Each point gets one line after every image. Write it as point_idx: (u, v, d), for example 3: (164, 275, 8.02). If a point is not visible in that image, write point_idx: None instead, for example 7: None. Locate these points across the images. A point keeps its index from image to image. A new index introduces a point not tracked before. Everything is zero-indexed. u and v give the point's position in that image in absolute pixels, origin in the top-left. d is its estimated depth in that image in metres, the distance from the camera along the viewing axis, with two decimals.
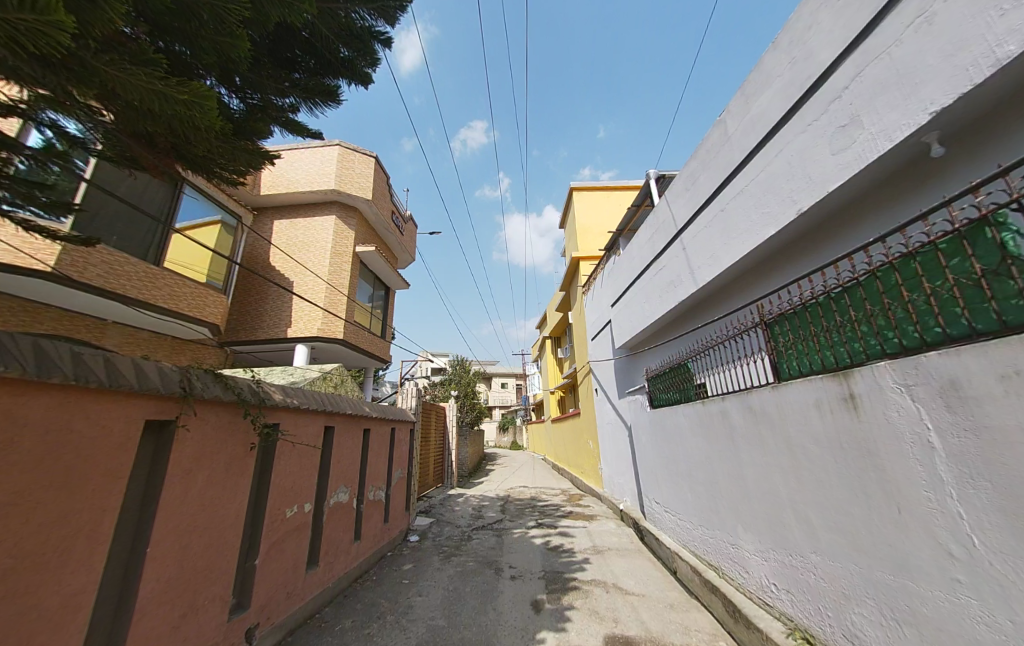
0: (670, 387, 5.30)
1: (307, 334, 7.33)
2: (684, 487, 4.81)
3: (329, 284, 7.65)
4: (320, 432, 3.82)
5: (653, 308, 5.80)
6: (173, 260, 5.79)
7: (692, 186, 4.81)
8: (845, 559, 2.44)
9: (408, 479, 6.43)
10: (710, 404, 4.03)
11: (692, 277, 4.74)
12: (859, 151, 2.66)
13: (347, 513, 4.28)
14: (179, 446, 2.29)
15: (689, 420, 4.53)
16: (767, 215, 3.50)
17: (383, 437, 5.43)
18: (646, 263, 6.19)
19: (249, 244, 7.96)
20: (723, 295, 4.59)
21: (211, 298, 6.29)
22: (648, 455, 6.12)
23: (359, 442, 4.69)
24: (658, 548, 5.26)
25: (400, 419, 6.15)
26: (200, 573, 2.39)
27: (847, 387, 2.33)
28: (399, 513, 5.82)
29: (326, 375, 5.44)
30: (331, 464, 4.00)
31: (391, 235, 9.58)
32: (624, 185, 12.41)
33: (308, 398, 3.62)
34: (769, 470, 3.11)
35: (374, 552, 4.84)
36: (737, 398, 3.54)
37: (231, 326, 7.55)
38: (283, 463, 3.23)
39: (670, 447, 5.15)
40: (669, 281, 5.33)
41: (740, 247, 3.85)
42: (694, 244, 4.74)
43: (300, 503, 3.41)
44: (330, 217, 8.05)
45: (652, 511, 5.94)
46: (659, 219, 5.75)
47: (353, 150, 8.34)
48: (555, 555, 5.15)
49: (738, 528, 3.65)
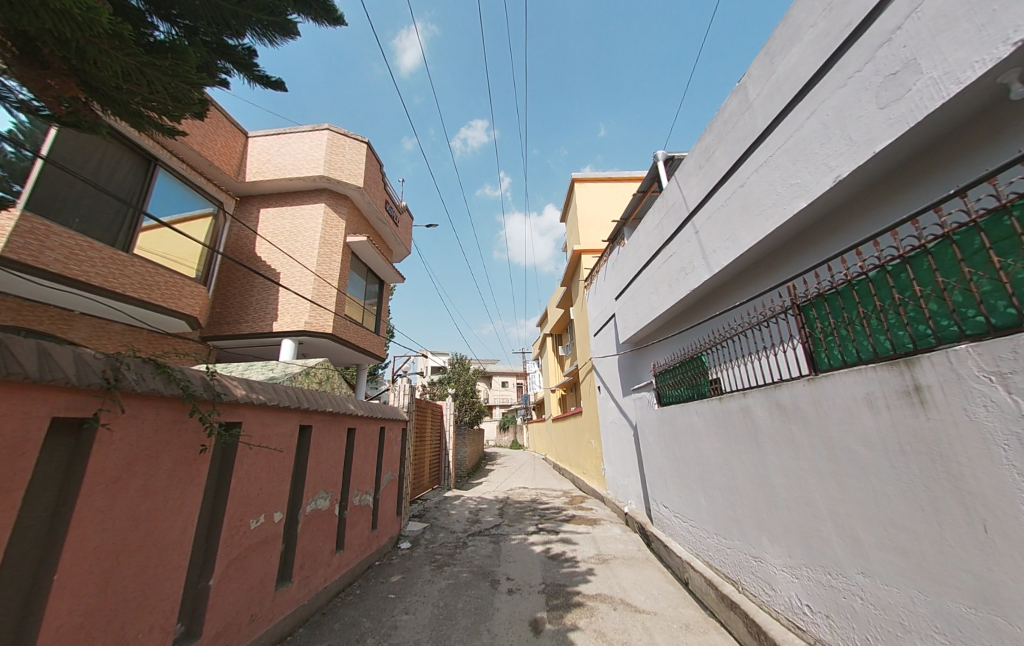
0: (681, 383, 4.89)
1: (294, 328, 6.94)
2: (697, 492, 4.41)
3: (318, 275, 7.24)
4: (294, 432, 3.42)
5: (662, 298, 5.38)
6: (148, 248, 5.42)
7: (706, 162, 4.40)
8: (902, 583, 2.04)
9: (399, 481, 6.03)
10: (728, 400, 3.63)
11: (706, 262, 4.33)
12: (914, 101, 2.25)
13: (328, 521, 3.89)
14: (103, 450, 1.90)
15: (704, 418, 4.12)
16: (796, 186, 3.09)
17: (370, 437, 5.03)
18: (654, 251, 5.76)
19: (234, 233, 7.57)
20: (742, 281, 4.18)
21: (189, 288, 5.89)
22: (655, 456, 5.71)
23: (342, 443, 4.29)
24: (668, 558, 4.85)
25: (391, 418, 5.75)
26: (133, 599, 2.00)
27: (911, 378, 1.93)
28: (389, 519, 5.43)
29: (309, 370, 5.03)
30: (308, 467, 3.61)
31: (385, 226, 9.17)
32: (626, 176, 11.99)
33: (279, 394, 3.22)
34: (803, 475, 2.70)
35: (360, 562, 4.45)
36: (762, 394, 3.13)
37: (214, 320, 7.14)
38: (248, 467, 2.84)
39: (681, 448, 4.75)
40: (679, 268, 4.91)
41: (763, 225, 3.45)
42: (708, 226, 4.33)
43: (267, 512, 3.02)
44: (319, 205, 7.65)
45: (660, 516, 5.55)
46: (668, 203, 5.34)
47: (343, 135, 7.94)
48: (556, 564, 4.75)
49: (762, 540, 3.24)
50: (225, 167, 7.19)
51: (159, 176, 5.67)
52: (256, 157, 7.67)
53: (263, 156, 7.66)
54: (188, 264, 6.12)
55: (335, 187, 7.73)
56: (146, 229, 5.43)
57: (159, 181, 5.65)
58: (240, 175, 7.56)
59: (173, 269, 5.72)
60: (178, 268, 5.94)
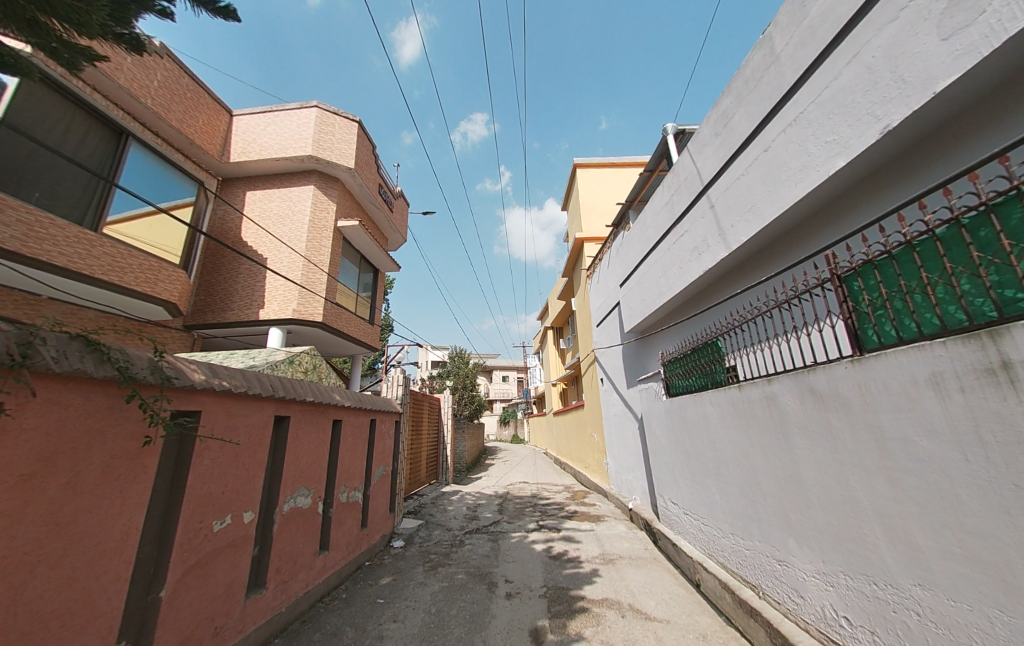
0: (693, 371, 4.53)
1: (281, 316, 6.60)
2: (710, 489, 4.08)
3: (307, 260, 6.88)
4: (268, 423, 3.08)
5: (672, 282, 5.01)
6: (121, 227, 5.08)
7: (724, 129, 4.02)
8: (973, 599, 1.72)
9: (393, 476, 5.71)
10: (750, 388, 3.28)
11: (724, 239, 3.96)
12: (989, 25, 1.88)
13: (311, 521, 3.57)
14: (10, 442, 1.56)
15: (720, 409, 3.77)
16: (834, 143, 2.72)
17: (360, 430, 4.70)
18: (662, 231, 5.38)
19: (219, 217, 7.19)
20: (763, 259, 3.81)
21: (168, 272, 5.53)
22: (663, 449, 5.38)
23: (326, 436, 3.96)
24: (678, 558, 4.53)
25: (384, 410, 5.42)
26: (53, 619, 1.67)
27: (997, 353, 1.58)
28: (381, 516, 5.12)
29: (293, 358, 4.70)
30: (286, 462, 3.28)
31: (379, 211, 8.77)
32: (630, 161, 11.55)
33: (249, 380, 2.87)
34: (845, 472, 2.36)
35: (347, 563, 4.13)
36: (791, 379, 2.78)
37: (197, 308, 6.79)
38: (210, 461, 2.50)
39: (692, 442, 4.42)
40: (692, 248, 4.55)
41: (791, 192, 3.09)
42: (725, 199, 3.96)
43: (235, 512, 2.69)
44: (308, 187, 7.28)
45: (668, 512, 5.22)
46: (679, 179, 4.96)
47: (333, 113, 7.53)
48: (558, 565, 4.43)
49: (789, 543, 2.90)
50: (207, 146, 6.81)
51: (131, 151, 5.32)
52: (242, 137, 7.28)
53: (248, 136, 7.27)
54: (166, 246, 5.74)
55: (324, 168, 7.34)
56: (118, 206, 5.05)
57: (131, 157, 5.30)
58: (225, 156, 7.19)
59: (148, 251, 5.35)
60: (156, 250, 5.57)
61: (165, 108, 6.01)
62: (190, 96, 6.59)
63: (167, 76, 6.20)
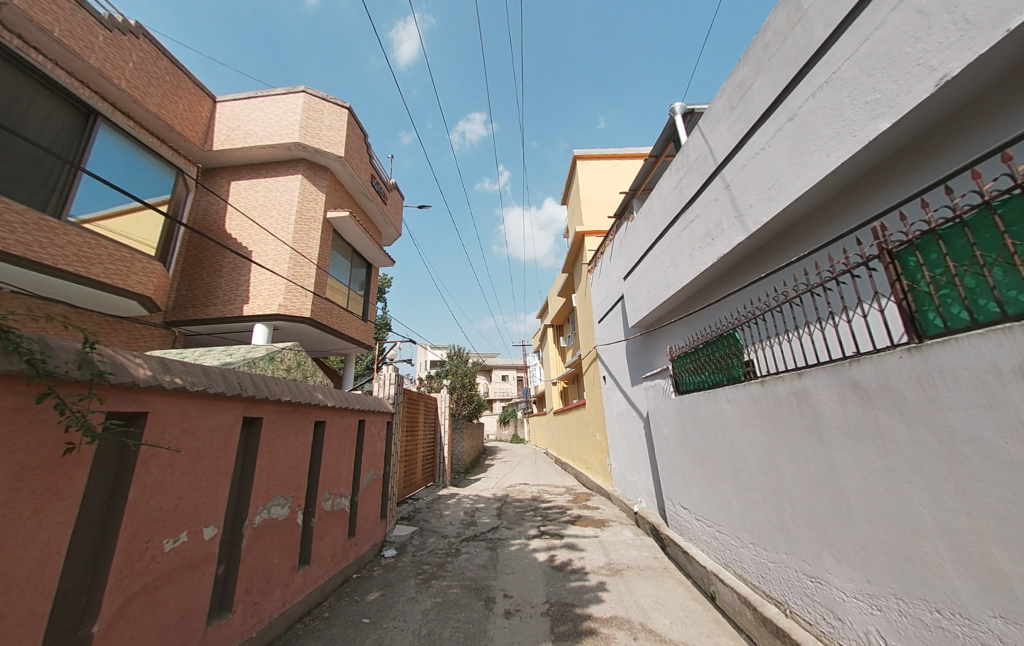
0: (706, 366, 4.19)
1: (267, 311, 6.25)
2: (727, 494, 3.74)
3: (294, 253, 6.53)
4: (235, 425, 2.74)
5: (682, 271, 4.67)
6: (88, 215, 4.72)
7: (741, 100, 3.68)
8: None
9: (384, 480, 5.37)
10: (775, 383, 2.95)
11: (741, 221, 3.63)
12: None
13: (289, 533, 3.23)
14: None
15: (739, 407, 3.43)
16: (877, 102, 2.39)
17: (346, 432, 4.35)
18: (670, 218, 5.05)
19: (203, 208, 6.85)
20: (784, 242, 3.45)
21: (142, 264, 5.17)
22: (671, 450, 5.04)
23: (308, 438, 3.61)
24: (691, 568, 4.18)
25: (374, 409, 5.07)
26: None
27: None
28: (370, 524, 4.77)
29: (274, 354, 4.36)
30: (258, 469, 2.94)
31: (371, 202, 8.41)
32: (632, 153, 11.22)
33: (210, 376, 2.52)
34: (902, 480, 2.02)
35: (331, 577, 3.79)
36: (826, 373, 2.45)
37: (179, 303, 6.44)
38: (159, 470, 2.16)
39: (705, 443, 4.08)
40: (704, 233, 4.22)
41: (823, 163, 2.75)
42: (743, 177, 3.63)
43: (192, 528, 2.35)
44: (295, 177, 6.93)
45: (678, 517, 4.89)
46: (688, 160, 4.63)
47: (322, 99, 7.18)
48: (561, 577, 4.09)
49: (825, 557, 2.57)
50: (188, 133, 6.48)
51: (100, 134, 4.96)
52: (227, 125, 6.95)
53: (233, 122, 6.93)
54: (142, 237, 5.39)
55: (313, 156, 7.00)
56: (87, 192, 4.71)
57: (101, 141, 4.94)
58: (208, 144, 6.85)
59: (121, 242, 5.01)
60: (131, 241, 5.23)
61: (142, 91, 5.67)
62: (169, 80, 6.26)
63: (144, 57, 5.86)
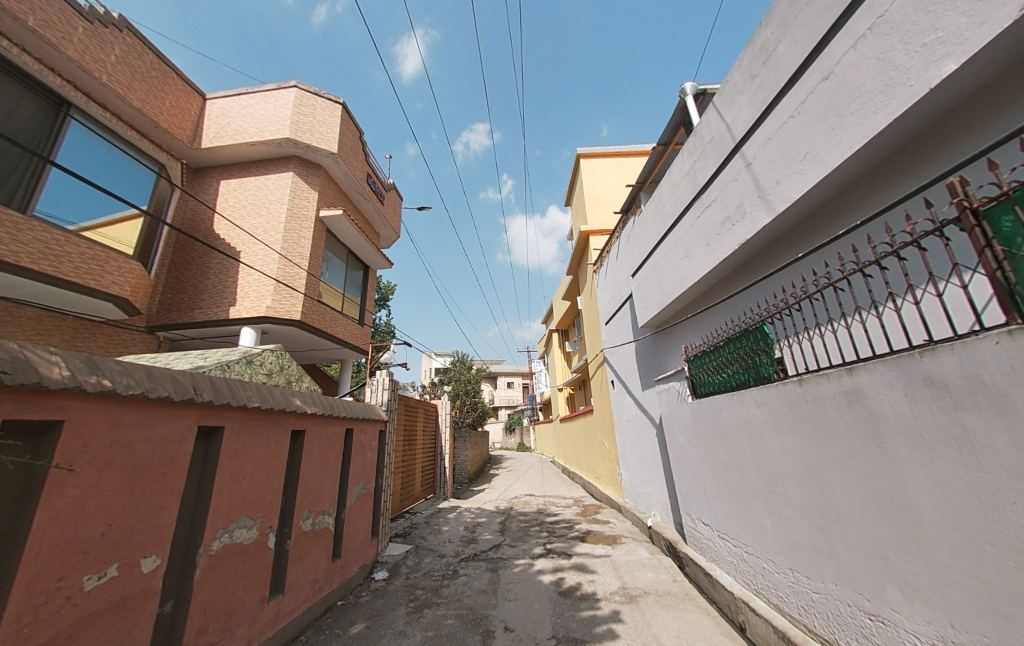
0: (729, 366, 3.76)
1: (254, 314, 5.92)
2: (757, 510, 3.28)
3: (283, 252, 6.22)
4: (188, 436, 2.36)
5: (698, 262, 4.26)
6: (78, 218, 4.59)
7: (764, 67, 3.30)
8: None
9: (376, 494, 4.96)
10: (817, 382, 2.52)
11: (766, 201, 3.24)
12: None
13: (258, 559, 2.84)
14: None
15: (771, 411, 3.00)
16: (940, 41, 1.99)
17: (331, 443, 3.97)
18: (683, 206, 4.66)
19: (191, 209, 6.61)
20: (818, 223, 3.05)
21: (117, 263, 4.86)
22: (688, 459, 4.58)
23: (284, 450, 3.24)
24: (716, 593, 3.70)
25: (364, 417, 4.68)
26: None
27: None
28: (359, 543, 4.35)
29: (252, 357, 4.02)
30: (218, 486, 2.56)
31: (367, 202, 8.13)
32: (636, 150, 10.88)
33: (153, 379, 2.16)
34: (1003, 499, 1.61)
35: (312, 607, 3.37)
36: (887, 368, 2.03)
37: (163, 307, 6.14)
38: (78, 492, 1.79)
39: (729, 452, 3.63)
40: (722, 217, 3.82)
41: (870, 123, 2.35)
42: (768, 151, 3.24)
43: (125, 560, 1.97)
44: (286, 174, 6.66)
45: (698, 534, 4.41)
46: (702, 142, 4.24)
47: (314, 94, 6.93)
48: (570, 604, 3.62)
49: (888, 593, 2.12)
50: (175, 130, 6.25)
51: (72, 127, 4.70)
52: (217, 122, 6.73)
53: (222, 120, 6.70)
54: (120, 236, 5.11)
55: (305, 153, 6.73)
56: (58, 188, 4.43)
57: (74, 134, 4.68)
58: (197, 142, 6.63)
59: (96, 240, 4.72)
60: (108, 240, 4.94)
61: (125, 86, 5.45)
62: (156, 75, 6.04)
63: (128, 51, 5.66)
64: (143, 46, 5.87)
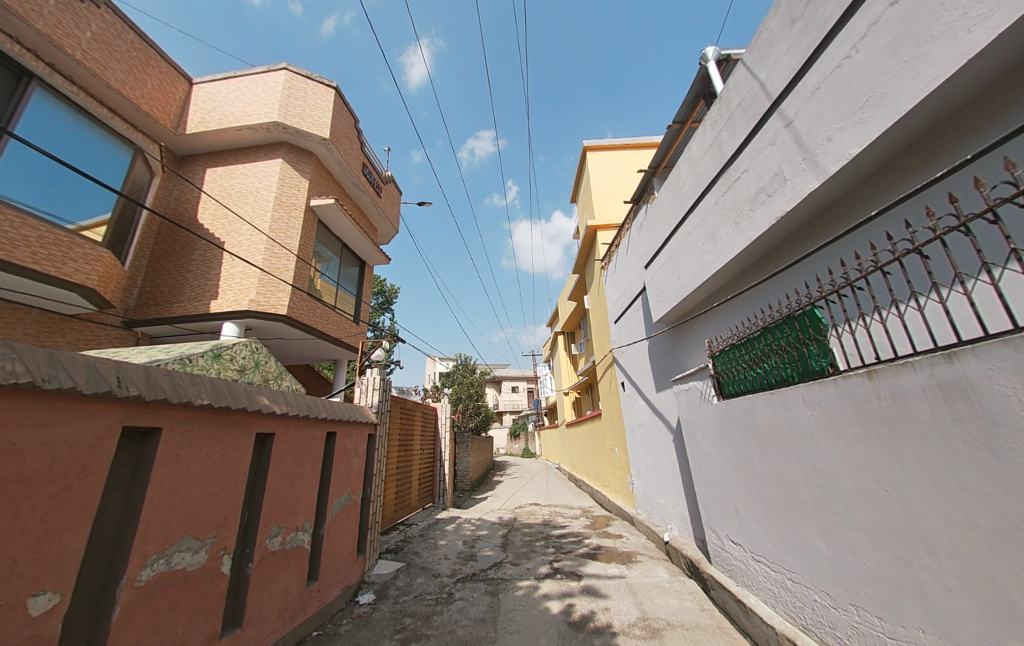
0: (765, 360, 3.24)
1: (236, 308, 5.49)
2: (806, 531, 2.74)
3: (270, 243, 5.81)
4: (106, 438, 1.90)
5: (724, 245, 3.77)
6: (76, 218, 4.52)
7: (808, 7, 2.82)
8: None
9: (363, 506, 4.47)
10: (895, 374, 2.04)
11: (813, 163, 2.75)
12: None
13: (208, 587, 2.36)
14: None
15: (827, 412, 2.49)
16: None
17: (309, 448, 3.49)
18: (705, 184, 4.17)
19: (174, 198, 6.24)
20: (878, 187, 2.55)
21: (83, 249, 4.45)
22: (713, 469, 4.04)
23: (248, 455, 2.78)
24: (751, 626, 3.16)
25: (350, 419, 4.20)
26: None
27: None
28: (342, 561, 3.85)
29: (221, 351, 3.56)
30: (153, 500, 2.09)
31: (363, 193, 7.73)
32: (644, 142, 10.43)
33: (54, 366, 1.70)
34: None
35: (279, 641, 2.87)
36: (1012, 349, 1.57)
37: (141, 300, 5.74)
38: None
39: (768, 460, 3.10)
40: (756, 189, 3.33)
41: (965, 46, 1.86)
42: (814, 105, 2.75)
43: (3, 600, 1.50)
44: (275, 161, 6.27)
45: (727, 554, 3.85)
46: (729, 107, 3.76)
47: (306, 77, 6.56)
48: (581, 640, 3.08)
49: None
50: (158, 114, 5.89)
51: (34, 100, 4.24)
52: (203, 107, 6.37)
53: (209, 105, 6.35)
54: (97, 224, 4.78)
55: (295, 138, 6.34)
56: (20, 166, 4.00)
57: (35, 107, 4.22)
58: (182, 128, 6.28)
59: (72, 230, 4.41)
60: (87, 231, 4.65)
61: (102, 65, 5.10)
62: (138, 56, 5.69)
63: (107, 29, 5.31)
64: (124, 25, 5.53)
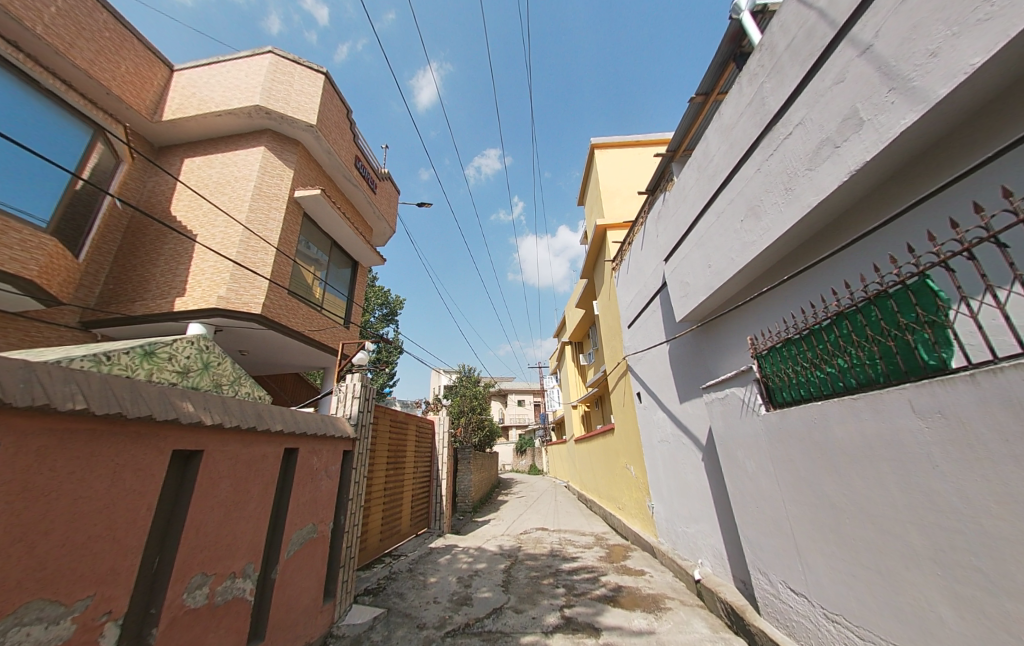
0: (839, 356, 2.50)
1: (203, 306, 4.89)
2: (920, 590, 1.96)
3: (246, 236, 5.26)
4: None
5: (771, 218, 3.07)
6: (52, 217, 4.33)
7: None
8: None
9: (334, 539, 3.73)
10: None
11: (909, 88, 2.06)
12: None
13: None
14: None
15: (964, 424, 1.73)
16: None
17: (258, 468, 2.78)
18: (743, 150, 3.50)
19: (146, 189, 5.73)
20: (1015, 110, 1.87)
21: (21, 235, 3.91)
22: (761, 496, 3.25)
23: (157, 481, 2.08)
24: None
25: (318, 433, 3.48)
26: None
27: None
28: (301, 611, 3.09)
29: (155, 348, 2.93)
30: None
31: (355, 188, 7.21)
32: (655, 139, 9.89)
33: None
34: None
35: None
36: None
37: (104, 298, 5.19)
38: None
39: (850, 489, 2.34)
40: (817, 143, 2.65)
41: None
42: (907, 14, 2.09)
43: None
44: (256, 149, 5.77)
45: (784, 608, 3.02)
46: (775, 54, 3.11)
47: (292, 62, 6.12)
48: None
49: None
50: (131, 99, 5.44)
51: None
52: (182, 94, 5.93)
53: (188, 91, 5.91)
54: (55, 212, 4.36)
55: (278, 125, 5.85)
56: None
57: None
58: (158, 116, 5.82)
59: (19, 217, 3.96)
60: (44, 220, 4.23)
61: (67, 41, 4.66)
62: (111, 36, 5.26)
63: (77, 5, 4.90)
64: (96, 2, 5.12)
